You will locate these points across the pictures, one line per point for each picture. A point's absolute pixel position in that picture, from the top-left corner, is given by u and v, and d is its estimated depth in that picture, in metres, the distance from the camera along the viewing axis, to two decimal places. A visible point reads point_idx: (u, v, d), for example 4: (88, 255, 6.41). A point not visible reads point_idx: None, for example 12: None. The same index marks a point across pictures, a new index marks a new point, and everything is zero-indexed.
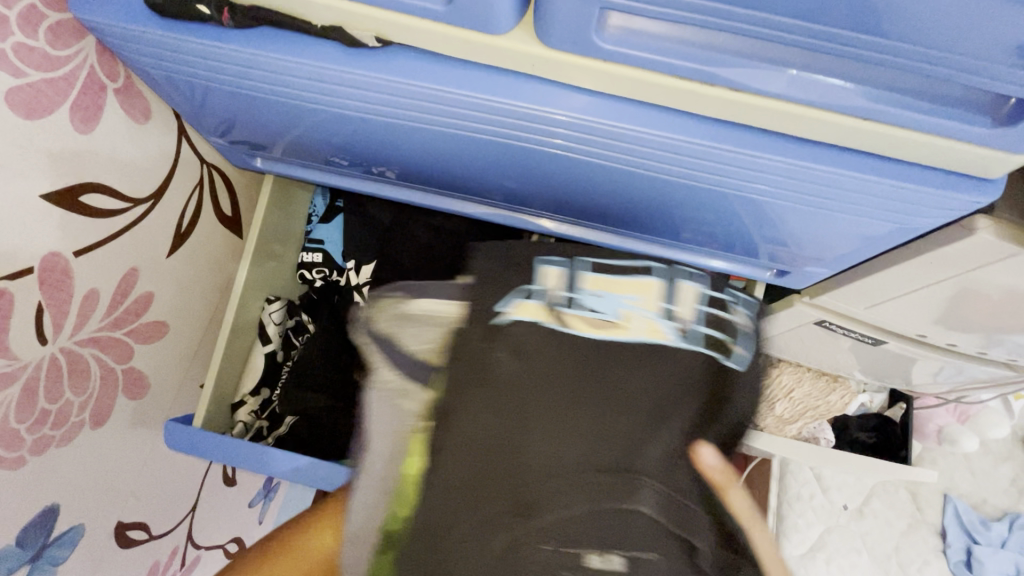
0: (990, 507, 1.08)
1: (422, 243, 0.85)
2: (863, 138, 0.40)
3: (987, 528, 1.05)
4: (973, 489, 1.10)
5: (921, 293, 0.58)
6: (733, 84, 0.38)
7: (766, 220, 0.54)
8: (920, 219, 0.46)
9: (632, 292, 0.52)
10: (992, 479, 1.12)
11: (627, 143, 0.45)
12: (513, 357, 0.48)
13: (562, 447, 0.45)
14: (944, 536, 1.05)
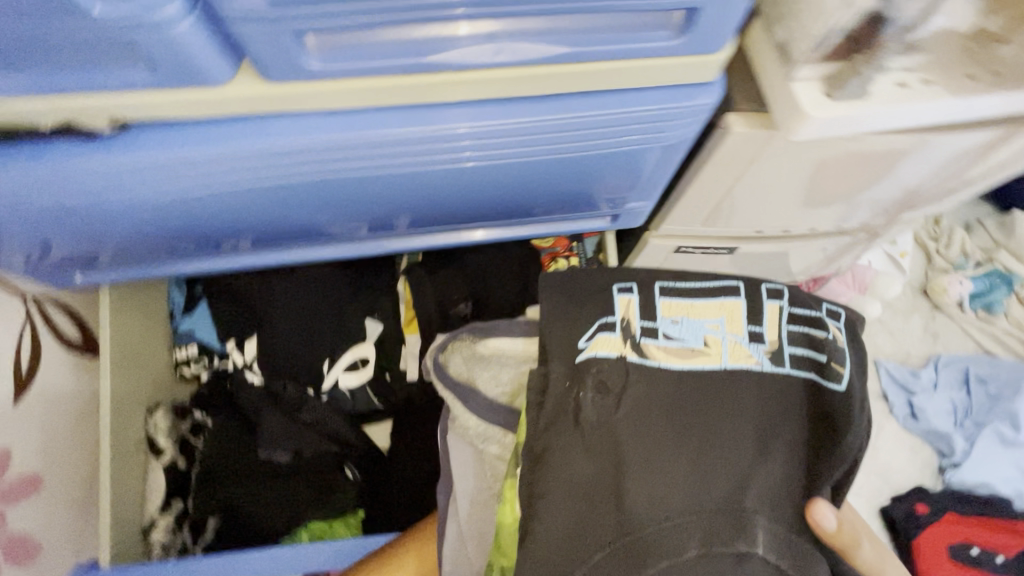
0: (914, 358, 1.16)
1: (294, 301, 0.83)
2: (587, 78, 0.43)
3: (918, 377, 1.13)
4: (895, 347, 1.18)
5: (734, 191, 0.62)
6: (452, 66, 0.41)
7: (575, 178, 0.56)
8: (685, 133, 0.50)
9: (712, 316, 0.64)
10: (908, 332, 1.19)
11: (404, 148, 0.46)
12: (597, 397, 0.58)
13: (666, 494, 0.54)
14: (887, 399, 1.12)
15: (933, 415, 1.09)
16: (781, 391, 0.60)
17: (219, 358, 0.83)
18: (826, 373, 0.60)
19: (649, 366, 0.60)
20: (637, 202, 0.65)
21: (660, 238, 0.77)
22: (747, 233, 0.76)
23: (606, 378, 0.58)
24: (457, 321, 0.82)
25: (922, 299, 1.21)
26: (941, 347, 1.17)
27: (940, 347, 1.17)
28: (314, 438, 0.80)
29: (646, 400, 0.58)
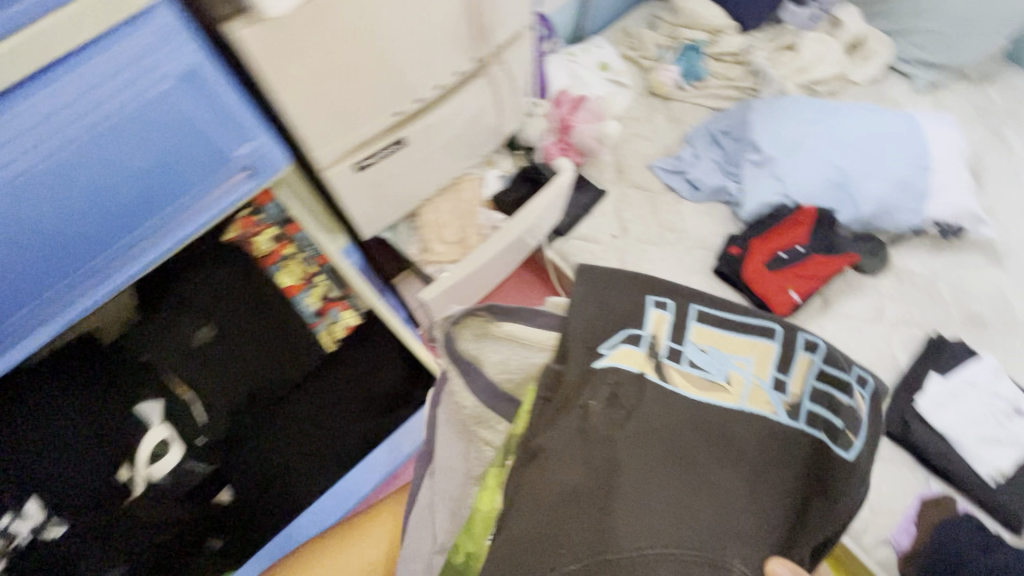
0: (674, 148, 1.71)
1: (110, 372, 1.04)
2: (117, 67, 0.64)
3: (690, 157, 1.65)
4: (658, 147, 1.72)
5: (319, 52, 0.85)
6: (49, 97, 0.62)
7: (219, 123, 0.79)
8: (194, 56, 0.70)
9: (746, 353, 0.69)
10: (666, 135, 1.74)
11: (46, 122, 0.63)
12: (603, 406, 0.64)
13: (651, 513, 0.57)
14: (673, 186, 1.62)
15: (703, 172, 1.61)
16: (789, 448, 0.63)
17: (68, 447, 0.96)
18: (839, 441, 0.63)
19: (665, 386, 0.66)
20: (248, 147, 0.85)
21: (332, 169, 1.06)
22: (389, 115, 1.07)
23: (622, 384, 0.65)
24: (202, 343, 1.17)
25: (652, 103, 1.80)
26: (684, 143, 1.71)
27: (682, 125, 1.75)
28: (116, 490, 0.98)
29: (657, 426, 0.62)
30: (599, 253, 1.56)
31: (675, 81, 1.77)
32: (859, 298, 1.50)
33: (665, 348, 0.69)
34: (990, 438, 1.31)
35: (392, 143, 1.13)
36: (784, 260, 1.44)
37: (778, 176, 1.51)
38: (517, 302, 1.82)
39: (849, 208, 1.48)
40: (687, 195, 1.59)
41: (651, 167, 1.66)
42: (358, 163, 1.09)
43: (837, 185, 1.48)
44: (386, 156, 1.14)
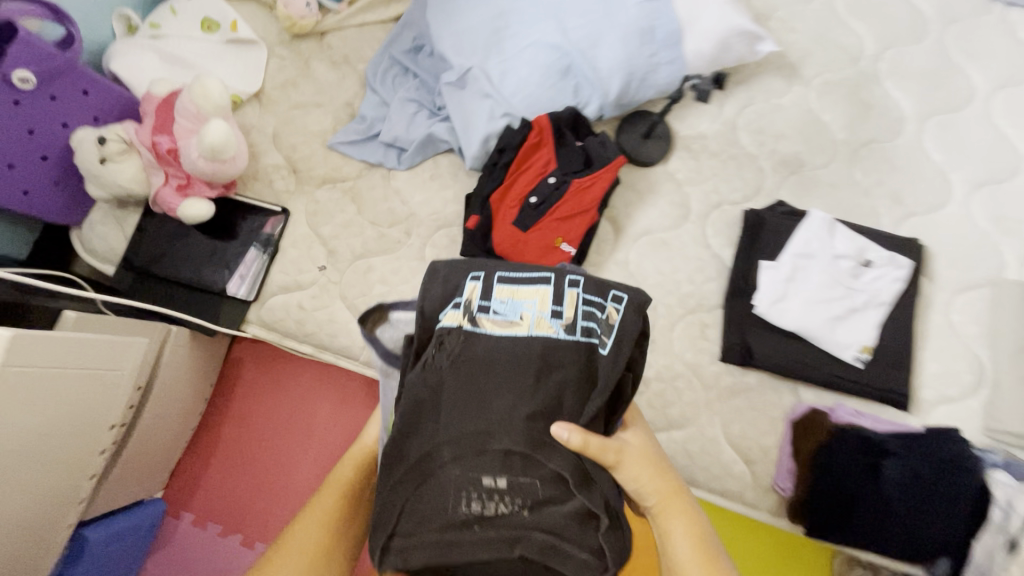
0: (354, 102, 1.14)
1: None
2: None
3: (375, 107, 1.12)
4: (334, 111, 1.13)
5: None
6: None
7: None
8: None
9: (531, 296, 0.70)
10: (338, 85, 1.15)
11: None
12: (439, 350, 0.68)
13: (464, 412, 0.67)
14: (369, 159, 1.10)
15: (400, 119, 1.10)
16: (556, 350, 0.67)
17: None
18: (596, 347, 0.69)
19: (480, 333, 0.68)
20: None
21: None
22: None
23: (447, 343, 0.68)
24: None
25: (301, 45, 1.16)
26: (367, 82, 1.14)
27: (354, 58, 1.16)
28: None
29: (465, 357, 0.67)
30: (308, 304, 1.05)
31: (316, 6, 1.13)
32: (654, 202, 1.14)
33: (484, 296, 0.70)
34: (845, 313, 1.04)
35: None
36: (538, 206, 1.02)
37: (489, 89, 1.05)
38: (266, 397, 1.21)
39: (591, 91, 1.06)
40: (396, 166, 1.10)
41: (333, 145, 1.11)
42: None
43: (564, 71, 1.05)
44: None
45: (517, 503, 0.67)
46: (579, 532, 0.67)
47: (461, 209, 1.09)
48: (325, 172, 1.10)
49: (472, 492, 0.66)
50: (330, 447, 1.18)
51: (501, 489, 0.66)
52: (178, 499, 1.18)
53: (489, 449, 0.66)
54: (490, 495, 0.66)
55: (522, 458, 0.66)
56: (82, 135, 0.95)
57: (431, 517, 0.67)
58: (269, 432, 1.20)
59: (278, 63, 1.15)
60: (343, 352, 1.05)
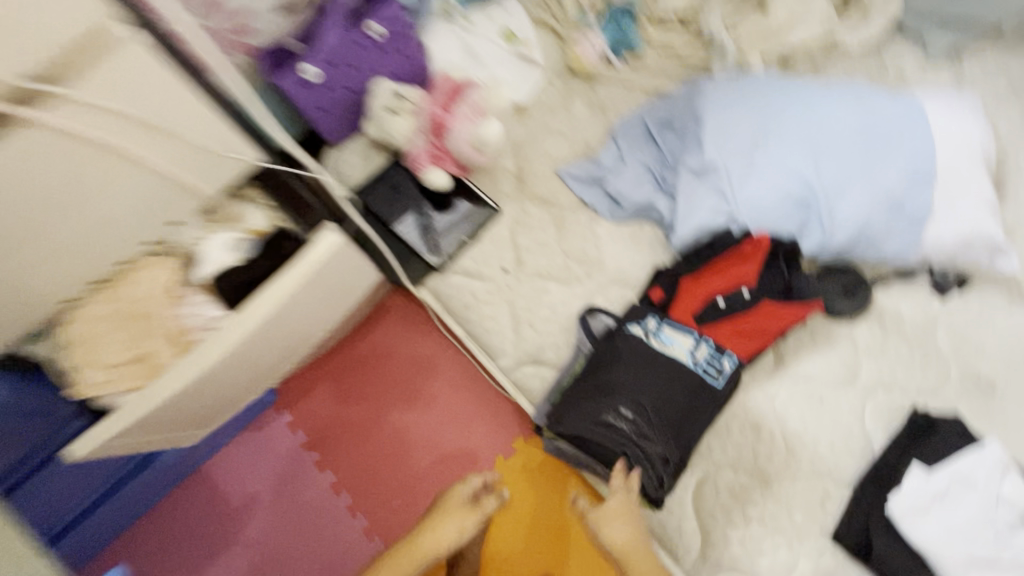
0: (593, 145, 1.24)
1: None
2: None
3: (604, 161, 1.21)
4: (573, 145, 1.23)
5: None
6: None
7: None
8: None
9: (683, 337, 0.93)
10: (582, 123, 1.25)
11: None
12: (625, 338, 0.93)
13: (625, 373, 0.90)
14: (586, 201, 1.19)
15: (630, 179, 1.18)
16: (690, 373, 0.90)
17: None
18: (708, 382, 0.91)
19: (648, 342, 0.93)
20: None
21: None
22: None
23: (629, 337, 0.93)
24: None
25: (574, 81, 1.28)
26: (611, 125, 1.25)
27: (610, 112, 1.26)
28: None
29: (640, 349, 0.92)
30: (480, 296, 1.15)
31: (600, 54, 1.25)
32: (825, 354, 1.12)
33: (659, 322, 0.95)
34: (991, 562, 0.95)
35: None
36: (723, 309, 1.05)
37: (724, 189, 1.09)
38: (394, 350, 1.32)
39: (815, 230, 1.08)
40: (605, 214, 1.18)
41: (559, 174, 1.21)
42: None
43: (802, 203, 1.07)
44: None
45: (631, 428, 0.87)
46: (653, 469, 0.87)
47: (646, 276, 1.15)
48: (544, 192, 1.20)
49: (606, 411, 0.87)
50: (426, 421, 1.28)
51: (627, 424, 0.87)
52: (286, 398, 1.30)
53: (632, 397, 0.88)
54: (618, 424, 0.87)
55: (647, 411, 0.87)
56: (384, 87, 1.12)
57: (581, 413, 0.88)
58: (379, 389, 1.29)
59: (547, 89, 1.27)
60: (490, 350, 1.14)
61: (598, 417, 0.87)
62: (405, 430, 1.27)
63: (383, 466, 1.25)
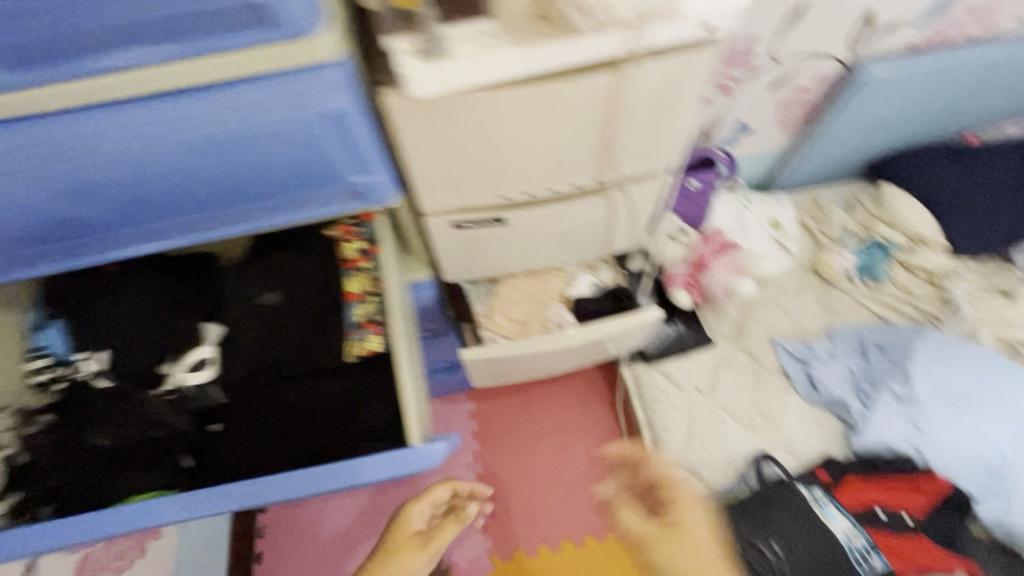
0: (812, 333, 1.46)
1: (139, 312, 0.81)
2: (235, 105, 0.52)
3: (814, 350, 1.41)
4: (794, 325, 1.47)
5: (461, 113, 0.58)
6: (188, 120, 0.52)
7: (312, 158, 0.59)
8: (327, 103, 0.53)
9: (843, 520, 1.08)
10: (808, 312, 1.49)
11: (99, 143, 0.53)
12: (794, 493, 1.10)
13: (787, 518, 1.07)
14: (787, 372, 1.40)
15: (832, 374, 1.36)
16: (841, 549, 1.04)
17: (68, 366, 0.80)
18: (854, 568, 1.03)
19: (811, 507, 1.09)
20: (364, 175, 0.64)
21: (435, 216, 0.77)
22: (497, 199, 0.75)
23: (797, 495, 1.10)
24: (259, 311, 0.78)
25: (813, 279, 1.54)
26: (832, 323, 1.48)
27: (834, 315, 1.48)
28: (138, 428, 0.75)
29: (804, 508, 1.08)
30: (673, 399, 1.39)
31: (846, 270, 1.50)
32: None
33: (826, 498, 1.10)
34: None
35: (490, 222, 0.79)
36: (881, 522, 1.17)
37: (920, 424, 1.24)
38: (569, 402, 1.56)
39: (995, 504, 1.17)
40: (800, 390, 1.38)
41: (773, 341, 1.44)
42: (459, 224, 0.79)
43: (992, 474, 1.17)
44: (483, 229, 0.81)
45: (778, 564, 1.03)
46: None
47: (817, 456, 1.31)
48: (756, 349, 1.44)
49: (758, 537, 1.05)
50: (572, 470, 1.48)
51: (776, 557, 1.03)
52: (474, 392, 1.57)
53: (788, 540, 1.05)
54: (768, 553, 1.04)
55: (795, 557, 1.03)
56: (670, 221, 1.45)
57: (741, 529, 1.06)
58: (545, 425, 1.53)
59: (789, 275, 1.54)
60: (661, 445, 1.35)
61: (754, 539, 1.05)
62: (551, 469, 1.48)
63: (521, 489, 1.46)
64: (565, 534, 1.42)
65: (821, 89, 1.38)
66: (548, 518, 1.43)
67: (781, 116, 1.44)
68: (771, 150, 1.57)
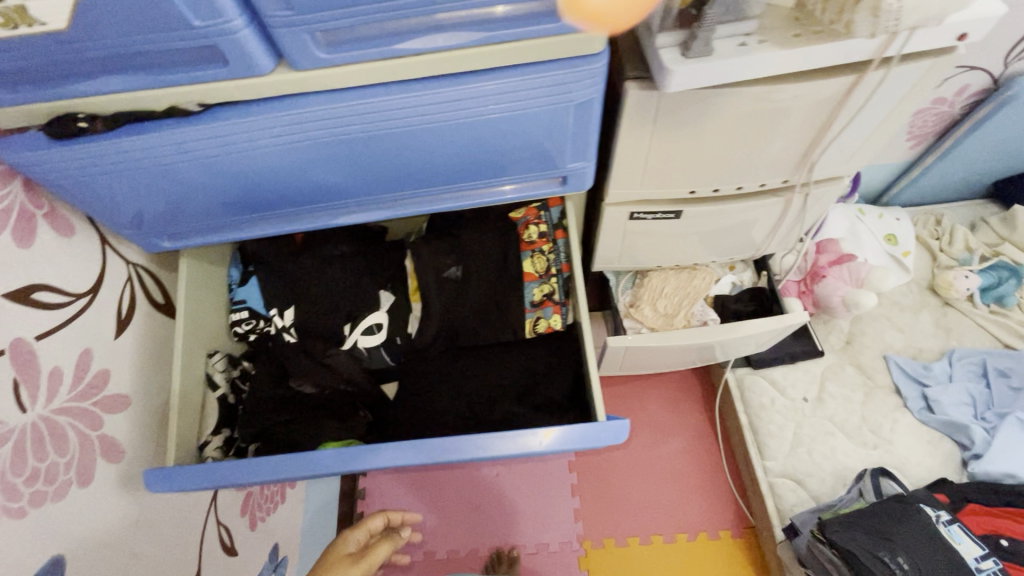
0: (927, 354, 1.42)
1: (329, 278, 0.87)
2: (502, 94, 0.57)
3: (931, 370, 1.38)
4: (907, 344, 1.44)
5: (691, 108, 0.61)
6: (457, 106, 0.58)
7: (544, 141, 0.64)
8: (583, 92, 0.58)
9: (970, 544, 1.05)
10: (923, 331, 1.45)
11: (377, 119, 0.59)
12: (918, 511, 1.08)
13: (912, 535, 1.04)
14: (900, 390, 1.37)
15: (949, 397, 1.33)
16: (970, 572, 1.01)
17: (264, 321, 0.87)
18: None
19: (938, 526, 1.06)
20: (579, 162, 0.69)
21: (615, 205, 0.81)
22: (681, 193, 0.78)
23: (922, 513, 1.08)
24: (444, 284, 0.83)
25: (931, 298, 1.49)
26: (950, 344, 1.43)
27: (953, 337, 1.44)
28: (333, 381, 0.83)
29: (930, 527, 1.05)
30: (778, 406, 1.38)
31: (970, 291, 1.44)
32: None
33: (949, 518, 1.09)
34: None
35: (668, 216, 0.83)
36: (1005, 551, 1.10)
37: None
38: (665, 401, 1.53)
39: None
40: (914, 409, 1.35)
41: (886, 357, 1.42)
42: (634, 215, 0.83)
43: None
44: (659, 221, 0.84)
45: None
46: None
47: (930, 478, 1.28)
48: (866, 364, 1.42)
49: (884, 551, 1.00)
50: (662, 468, 1.46)
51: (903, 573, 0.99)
52: None
53: (915, 556, 1.01)
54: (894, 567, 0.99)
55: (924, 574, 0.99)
56: None
57: (863, 539, 1.03)
58: (636, 421, 1.51)
59: (904, 291, 1.50)
60: (764, 451, 1.35)
61: (877, 550, 1.01)
62: (641, 463, 1.47)
63: (614, 481, 1.45)
64: (656, 529, 1.40)
65: (962, 102, 1.30)
66: (637, 512, 1.42)
67: (915, 128, 1.36)
68: (894, 162, 1.49)
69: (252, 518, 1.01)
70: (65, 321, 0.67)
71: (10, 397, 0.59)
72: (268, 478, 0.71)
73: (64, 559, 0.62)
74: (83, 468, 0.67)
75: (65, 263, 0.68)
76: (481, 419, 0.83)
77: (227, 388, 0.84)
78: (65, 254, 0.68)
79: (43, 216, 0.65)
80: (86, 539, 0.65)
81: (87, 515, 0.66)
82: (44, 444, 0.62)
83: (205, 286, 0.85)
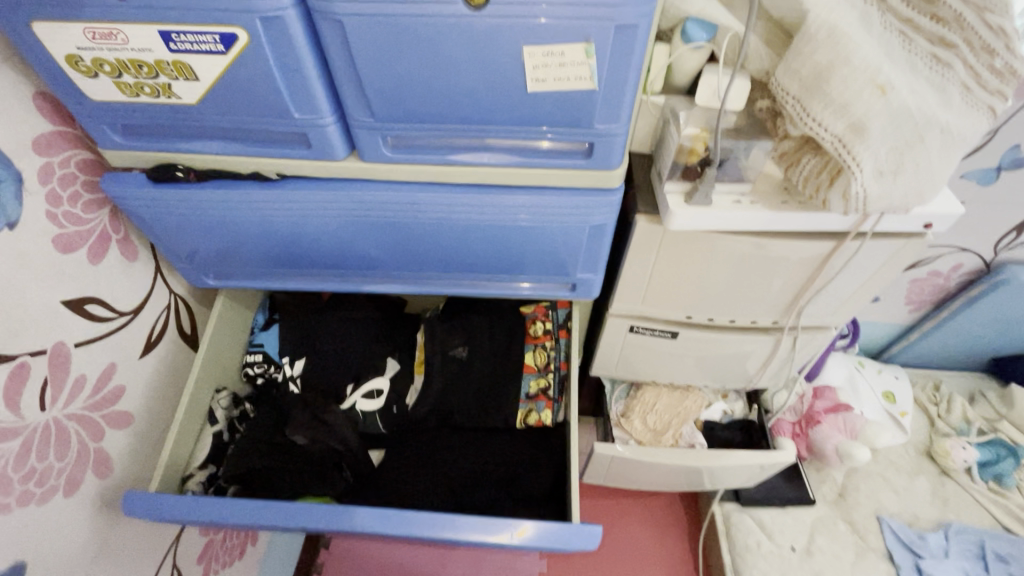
0: (922, 522, 1.37)
1: (344, 336, 0.93)
2: (531, 207, 0.67)
3: (925, 541, 1.33)
4: (902, 508, 1.40)
5: (691, 245, 0.70)
6: (492, 211, 0.68)
7: (560, 250, 0.73)
8: (599, 216, 0.67)
9: None
10: (919, 498, 1.42)
11: (421, 209, 0.68)
12: None
13: None
14: (893, 557, 1.31)
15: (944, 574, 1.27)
16: None
17: (274, 367, 0.93)
18: None
19: None
20: (588, 274, 0.77)
21: (618, 316, 0.88)
22: (678, 317, 0.85)
23: None
24: (450, 361, 0.88)
25: (928, 463, 1.47)
26: (948, 516, 1.38)
27: (951, 509, 1.39)
28: (326, 436, 0.86)
29: None
30: (763, 550, 1.33)
31: (967, 464, 1.43)
32: None
33: None
34: None
35: (665, 335, 0.89)
36: None
37: None
38: (648, 524, 1.47)
39: None
40: None
41: (880, 519, 1.37)
42: (634, 329, 0.89)
43: None
44: (656, 338, 0.90)
45: None
46: None
47: None
48: (858, 521, 1.37)
49: None
50: None
51: None
52: None
53: None
54: None
55: None
56: None
57: None
58: (614, 540, 1.45)
59: (901, 452, 1.49)
60: None
61: None
62: None
63: None
64: None
65: (956, 278, 1.39)
66: None
67: (913, 294, 1.44)
68: (893, 323, 1.55)
69: (209, 566, 0.99)
70: (106, 334, 0.74)
71: (36, 394, 0.64)
72: (244, 521, 0.72)
73: (24, 566, 0.62)
74: (72, 476, 0.69)
75: (121, 283, 0.76)
76: (459, 501, 0.83)
77: (224, 425, 0.88)
78: (124, 276, 0.76)
79: (117, 240, 0.75)
80: (52, 551, 0.66)
81: (60, 524, 0.67)
82: (48, 445, 0.65)
83: (230, 325, 0.92)
